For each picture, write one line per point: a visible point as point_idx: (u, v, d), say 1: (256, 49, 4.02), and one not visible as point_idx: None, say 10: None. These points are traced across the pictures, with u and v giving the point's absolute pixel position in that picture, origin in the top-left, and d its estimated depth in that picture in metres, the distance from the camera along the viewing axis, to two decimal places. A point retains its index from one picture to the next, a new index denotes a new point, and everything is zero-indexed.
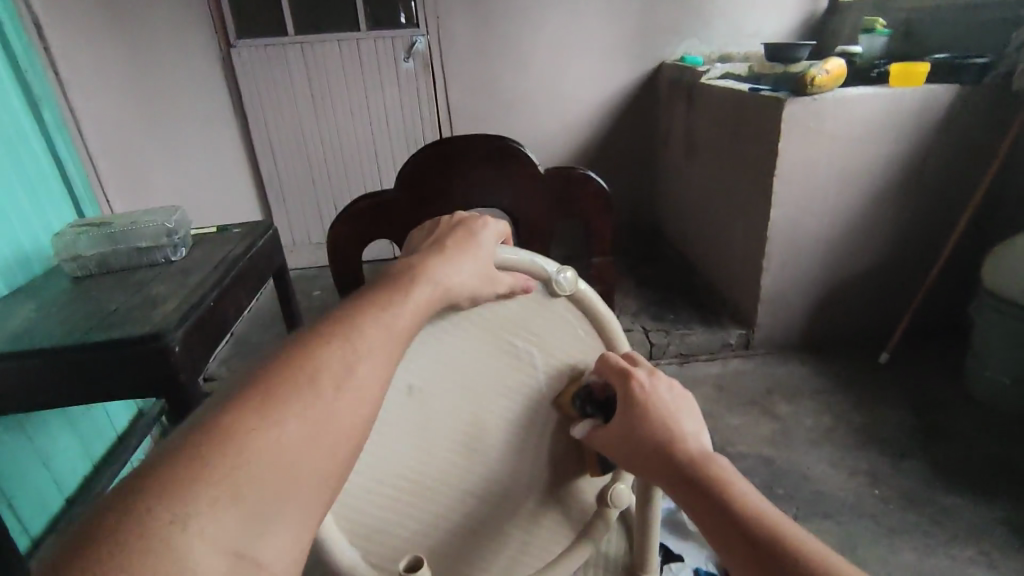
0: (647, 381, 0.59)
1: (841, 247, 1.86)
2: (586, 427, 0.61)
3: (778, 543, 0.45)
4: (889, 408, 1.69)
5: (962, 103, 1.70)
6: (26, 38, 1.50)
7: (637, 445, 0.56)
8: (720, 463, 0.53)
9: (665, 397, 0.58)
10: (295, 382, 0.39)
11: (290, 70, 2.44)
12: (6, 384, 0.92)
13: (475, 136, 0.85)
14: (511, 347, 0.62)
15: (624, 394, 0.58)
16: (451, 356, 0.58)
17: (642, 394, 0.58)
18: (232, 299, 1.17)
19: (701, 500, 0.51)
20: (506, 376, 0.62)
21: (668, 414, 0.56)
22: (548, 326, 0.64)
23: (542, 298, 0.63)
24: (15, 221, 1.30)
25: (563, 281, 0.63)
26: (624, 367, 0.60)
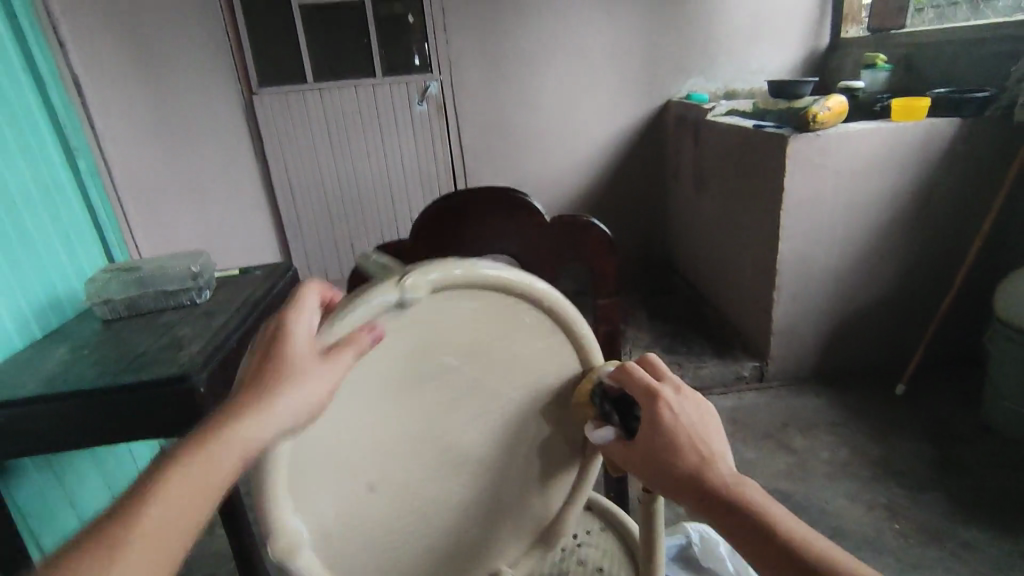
0: (676, 400, 0.55)
1: (852, 279, 1.88)
2: (608, 434, 0.57)
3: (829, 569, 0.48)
4: (906, 440, 1.67)
5: (965, 135, 1.72)
6: (65, 94, 1.58)
7: (670, 468, 0.53)
8: (750, 482, 0.53)
9: (694, 415, 0.55)
10: (110, 537, 0.42)
11: (309, 115, 2.54)
12: (39, 426, 0.96)
13: (482, 188, 0.89)
14: (446, 362, 0.55)
15: (656, 415, 0.54)
16: (390, 405, 0.54)
17: (676, 415, 0.54)
18: (254, 339, 1.22)
19: (742, 527, 0.51)
20: (463, 398, 0.57)
21: (701, 435, 0.54)
22: (450, 322, 0.54)
23: (410, 311, 0.52)
24: (49, 268, 1.37)
25: (408, 291, 0.50)
26: (651, 385, 0.55)
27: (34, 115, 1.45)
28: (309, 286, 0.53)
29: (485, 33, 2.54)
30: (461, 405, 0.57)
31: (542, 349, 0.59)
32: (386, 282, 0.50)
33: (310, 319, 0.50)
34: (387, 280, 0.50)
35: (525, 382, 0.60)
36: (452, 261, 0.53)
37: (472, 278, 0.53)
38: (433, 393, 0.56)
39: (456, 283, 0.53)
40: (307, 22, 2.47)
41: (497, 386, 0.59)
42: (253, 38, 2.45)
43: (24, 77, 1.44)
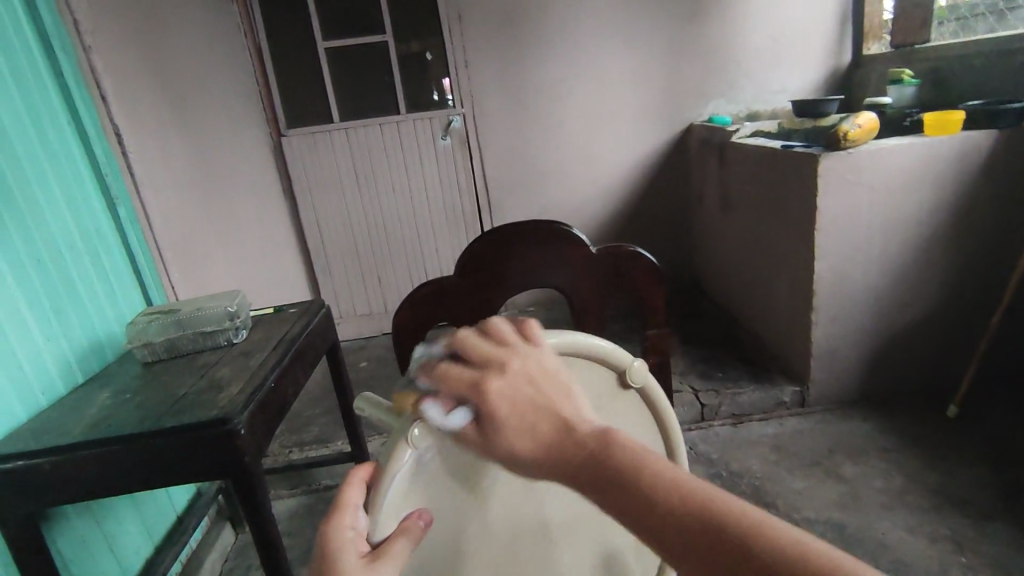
0: (503, 386, 0.47)
1: (893, 298, 1.82)
2: (456, 420, 0.47)
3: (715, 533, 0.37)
4: (963, 465, 1.59)
5: (1003, 147, 1.68)
6: (107, 146, 1.63)
7: (524, 447, 0.45)
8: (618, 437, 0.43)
9: (533, 381, 0.47)
10: None
11: (336, 153, 2.59)
12: (84, 473, 0.96)
13: (528, 220, 0.88)
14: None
15: (483, 398, 0.46)
16: (498, 481, 0.59)
17: (508, 391, 0.47)
18: (291, 378, 1.21)
19: (615, 497, 0.41)
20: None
21: (544, 399, 0.47)
22: None
23: (431, 450, 0.53)
24: (91, 312, 1.40)
25: (418, 439, 0.50)
26: (473, 379, 0.47)
27: (77, 164, 1.49)
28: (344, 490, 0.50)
29: (505, 66, 2.57)
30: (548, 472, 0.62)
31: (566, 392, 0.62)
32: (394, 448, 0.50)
33: (357, 521, 0.48)
34: (394, 449, 0.50)
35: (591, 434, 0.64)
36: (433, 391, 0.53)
37: None
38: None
39: None
40: (333, 65, 2.54)
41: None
42: (280, 81, 2.52)
43: (68, 129, 1.50)
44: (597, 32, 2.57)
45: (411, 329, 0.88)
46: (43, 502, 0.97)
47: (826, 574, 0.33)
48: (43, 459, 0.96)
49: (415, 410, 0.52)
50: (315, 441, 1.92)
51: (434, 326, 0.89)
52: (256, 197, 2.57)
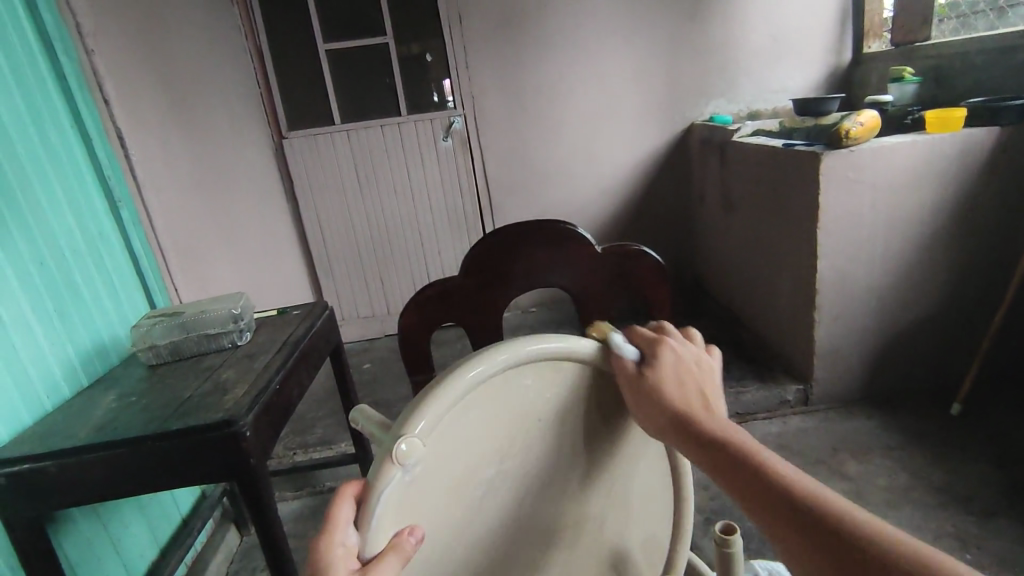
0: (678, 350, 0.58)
1: (896, 296, 1.82)
2: (629, 353, 0.57)
3: (805, 501, 0.45)
4: (967, 462, 1.59)
5: (1005, 144, 1.68)
6: (110, 149, 1.63)
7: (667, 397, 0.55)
8: (741, 430, 0.53)
9: (692, 367, 0.58)
10: None
11: (337, 156, 2.60)
12: (90, 476, 0.96)
13: (533, 221, 0.88)
14: (497, 440, 0.53)
15: (657, 350, 0.58)
16: (490, 487, 0.53)
17: (679, 361, 0.58)
18: (296, 379, 1.21)
19: (725, 453, 0.50)
20: (532, 462, 0.56)
21: (699, 387, 0.57)
22: (463, 430, 0.49)
23: (424, 465, 0.46)
24: (95, 315, 1.40)
25: (409, 455, 0.44)
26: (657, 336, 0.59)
27: (80, 168, 1.50)
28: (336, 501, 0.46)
29: (506, 67, 2.57)
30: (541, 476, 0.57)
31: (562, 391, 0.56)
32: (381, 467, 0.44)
33: (348, 537, 0.44)
34: (381, 466, 0.44)
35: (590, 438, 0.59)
36: (423, 399, 0.46)
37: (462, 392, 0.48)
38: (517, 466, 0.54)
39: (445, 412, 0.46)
40: (334, 67, 2.54)
41: (563, 438, 0.57)
42: (281, 84, 2.53)
43: (70, 133, 1.50)
44: (597, 32, 2.57)
45: (417, 330, 0.88)
46: (49, 505, 0.98)
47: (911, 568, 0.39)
48: (48, 461, 0.96)
49: (404, 420, 0.45)
50: (319, 443, 1.93)
51: (440, 326, 0.89)
52: (258, 200, 2.58)
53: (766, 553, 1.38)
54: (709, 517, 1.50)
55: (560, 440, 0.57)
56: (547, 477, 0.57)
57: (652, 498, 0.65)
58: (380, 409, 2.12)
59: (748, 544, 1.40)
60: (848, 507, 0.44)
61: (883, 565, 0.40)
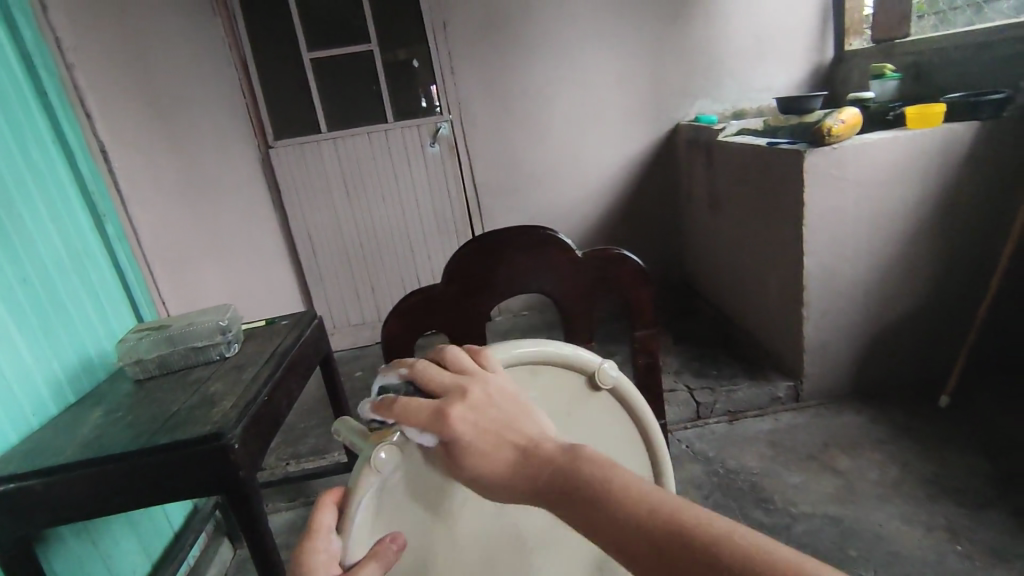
0: (468, 404, 0.45)
1: (882, 291, 1.84)
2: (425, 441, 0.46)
3: (662, 532, 0.37)
4: (957, 455, 1.60)
5: (985, 138, 1.70)
6: (93, 164, 1.62)
7: (491, 461, 0.43)
8: (581, 448, 0.43)
9: (497, 408, 0.46)
10: None
11: (324, 164, 2.59)
12: (76, 493, 0.96)
13: (515, 227, 0.88)
14: None
15: (444, 425, 0.44)
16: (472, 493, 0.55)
17: (474, 419, 0.45)
18: (284, 390, 1.21)
19: (576, 502, 0.40)
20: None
21: (512, 424, 0.45)
22: None
23: (400, 473, 0.49)
24: (82, 330, 1.39)
25: (386, 463, 0.47)
26: (435, 404, 0.45)
27: (63, 181, 1.49)
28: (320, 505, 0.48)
29: (491, 71, 2.58)
30: None
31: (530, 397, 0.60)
32: (360, 474, 0.47)
33: (331, 543, 0.47)
34: (361, 474, 0.47)
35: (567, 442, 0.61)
36: (400, 411, 0.48)
37: None
38: None
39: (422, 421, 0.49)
40: (319, 75, 2.54)
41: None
42: (267, 93, 2.52)
43: (53, 147, 1.49)
44: (582, 35, 2.58)
45: (400, 339, 0.87)
46: (36, 524, 0.97)
47: None
48: (34, 479, 0.95)
49: (380, 430, 0.48)
50: (311, 453, 1.92)
51: (423, 334, 0.88)
52: (245, 210, 2.57)
53: None
54: None
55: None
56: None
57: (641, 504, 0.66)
58: None
59: None
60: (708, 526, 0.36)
61: None
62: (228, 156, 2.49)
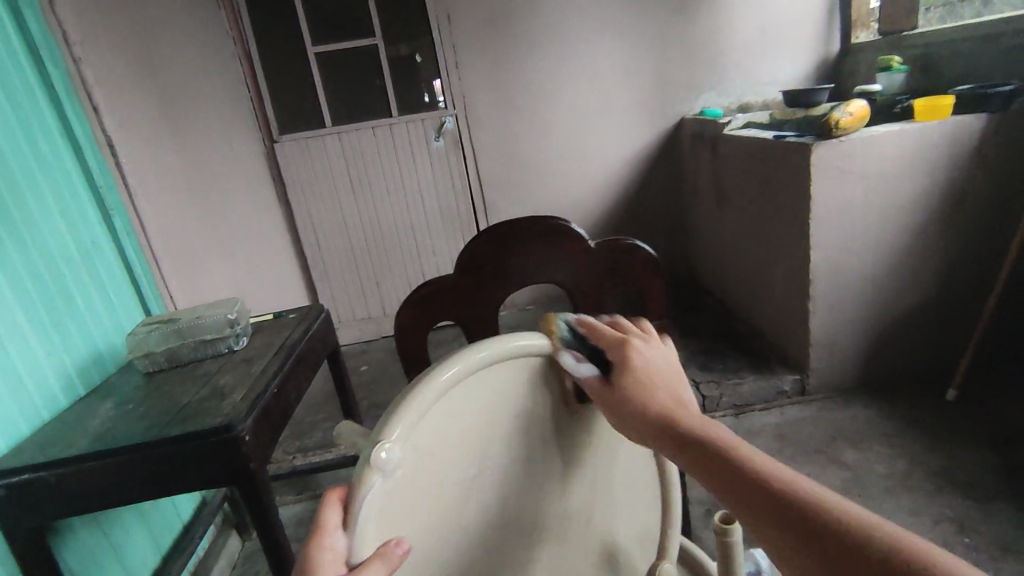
0: (644, 356, 0.56)
1: (889, 284, 1.83)
2: (588, 370, 0.56)
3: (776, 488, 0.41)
4: (965, 447, 1.60)
5: (995, 131, 1.69)
6: (101, 159, 1.63)
7: (640, 399, 0.53)
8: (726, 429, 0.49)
9: (662, 369, 0.56)
10: None
11: (329, 159, 2.59)
12: (87, 485, 0.96)
13: (526, 218, 0.88)
14: (480, 432, 0.52)
15: (621, 350, 0.56)
16: (475, 488, 0.52)
17: (648, 363, 0.56)
18: (294, 383, 1.21)
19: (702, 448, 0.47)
20: (507, 465, 0.55)
21: (669, 388, 0.54)
22: (447, 426, 0.49)
23: (405, 470, 0.44)
24: (91, 324, 1.40)
25: (390, 461, 0.43)
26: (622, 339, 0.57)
27: (71, 176, 1.49)
28: (329, 513, 0.43)
29: (496, 65, 2.58)
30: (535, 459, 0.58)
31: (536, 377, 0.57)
32: (359, 470, 0.42)
33: (336, 546, 0.42)
34: (361, 474, 0.42)
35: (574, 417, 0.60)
36: (402, 402, 0.45)
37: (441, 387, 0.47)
38: (504, 458, 0.55)
39: (428, 402, 0.46)
40: (324, 70, 2.54)
41: (543, 428, 0.58)
42: (271, 87, 2.51)
43: (61, 141, 1.50)
44: (586, 29, 2.57)
45: (410, 330, 0.88)
46: (49, 515, 0.97)
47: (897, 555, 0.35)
48: (46, 471, 0.96)
49: (380, 428, 0.44)
50: (318, 447, 1.92)
51: (434, 325, 0.89)
52: (248, 204, 2.57)
53: None
54: (709, 509, 1.51)
55: (530, 442, 0.57)
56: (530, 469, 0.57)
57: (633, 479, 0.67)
58: (379, 411, 2.12)
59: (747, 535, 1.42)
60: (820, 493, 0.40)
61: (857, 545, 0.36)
62: (233, 151, 2.50)
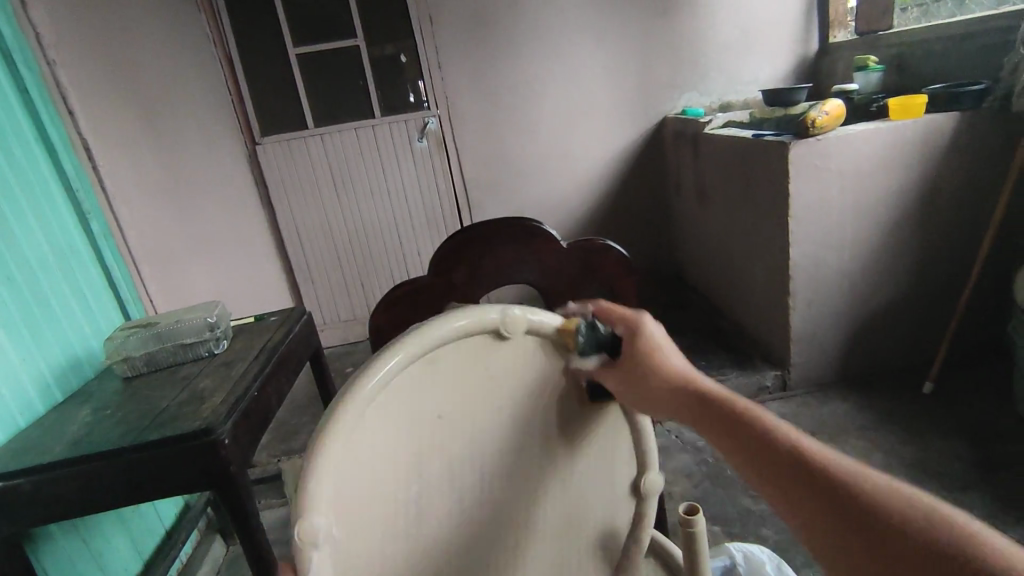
0: (651, 330, 0.61)
1: (866, 280, 1.86)
2: (599, 362, 0.61)
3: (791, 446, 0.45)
4: (941, 439, 1.63)
5: (968, 128, 1.72)
6: (77, 161, 1.61)
7: (649, 366, 0.58)
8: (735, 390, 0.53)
9: (665, 342, 0.60)
10: None
11: (312, 161, 2.58)
12: (64, 491, 0.95)
13: (501, 218, 0.89)
14: (413, 433, 0.51)
15: (634, 332, 0.60)
16: (423, 480, 0.53)
17: (651, 336, 0.60)
18: (274, 386, 1.21)
19: (713, 405, 0.51)
20: (454, 448, 0.55)
21: (672, 356, 0.59)
22: (374, 448, 0.48)
23: (338, 520, 0.44)
24: (68, 329, 1.38)
25: (322, 526, 0.42)
26: (631, 316, 0.62)
27: (46, 179, 1.47)
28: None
29: (479, 65, 2.58)
30: (484, 441, 0.57)
31: (461, 369, 0.54)
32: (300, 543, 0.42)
33: None
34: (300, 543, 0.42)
35: (517, 393, 0.59)
36: (315, 462, 0.43)
37: (357, 425, 0.46)
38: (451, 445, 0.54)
39: (344, 446, 0.44)
40: (306, 71, 2.53)
41: (487, 411, 0.57)
42: (254, 88, 2.50)
43: (35, 144, 1.48)
44: (569, 29, 2.59)
45: (386, 330, 0.87)
46: (25, 522, 0.97)
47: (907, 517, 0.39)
48: (22, 478, 0.95)
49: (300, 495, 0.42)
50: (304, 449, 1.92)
51: (410, 326, 0.88)
52: (230, 206, 2.56)
53: (748, 537, 1.41)
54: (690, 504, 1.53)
55: (472, 425, 0.56)
56: (481, 451, 0.57)
57: (603, 437, 0.66)
58: None
59: (728, 530, 1.44)
60: (830, 454, 0.44)
61: (867, 501, 0.40)
62: (214, 152, 2.48)
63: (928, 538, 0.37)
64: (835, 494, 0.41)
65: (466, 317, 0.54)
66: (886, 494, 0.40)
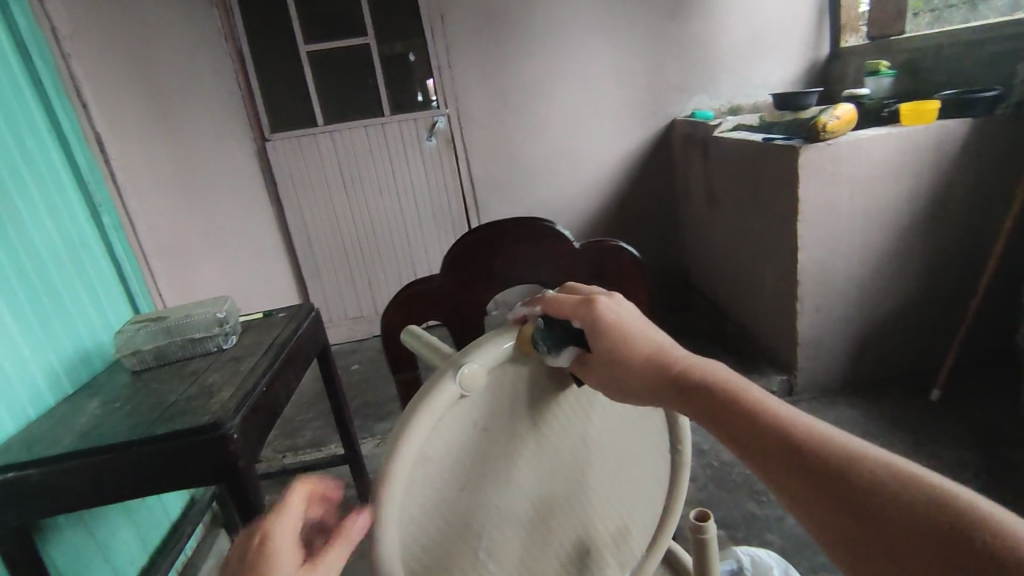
0: (609, 309, 0.51)
1: (875, 286, 1.85)
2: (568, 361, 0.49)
3: (795, 435, 0.41)
4: (948, 447, 1.62)
5: (980, 135, 1.71)
6: (90, 155, 1.62)
7: (626, 360, 0.49)
8: (725, 370, 0.48)
9: (633, 321, 0.51)
10: None
11: (321, 158, 2.59)
12: (73, 483, 0.96)
13: (514, 219, 0.89)
14: (452, 499, 0.46)
15: (595, 314, 0.50)
16: (481, 525, 0.49)
17: (612, 319, 0.50)
18: (282, 382, 1.21)
19: (710, 400, 0.46)
20: (500, 491, 0.49)
21: (644, 337, 0.51)
22: (418, 535, 0.44)
23: None
24: (78, 321, 1.39)
25: None
26: (583, 300, 0.52)
27: (58, 171, 1.48)
28: None
29: (489, 65, 2.58)
30: (534, 481, 0.52)
31: (475, 428, 0.47)
32: None
33: None
34: None
35: (553, 432, 0.52)
36: None
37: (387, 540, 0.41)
38: (501, 487, 0.49)
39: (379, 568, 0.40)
40: (317, 68, 2.53)
41: (527, 455, 0.51)
42: (264, 84, 2.51)
43: (48, 136, 1.49)
44: (580, 30, 2.59)
45: (397, 328, 0.88)
46: (35, 513, 0.97)
47: (929, 491, 0.35)
48: (32, 469, 0.96)
49: None
50: (309, 446, 1.93)
51: (421, 324, 0.89)
52: (240, 202, 2.57)
53: (752, 541, 1.41)
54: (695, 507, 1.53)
55: (514, 466, 0.50)
56: (534, 492, 0.52)
57: (649, 452, 0.59)
58: (369, 410, 2.13)
59: (733, 533, 1.43)
60: (835, 437, 0.40)
61: (886, 485, 0.36)
62: (224, 148, 2.49)
63: (936, 519, 0.33)
64: (855, 484, 0.37)
65: (426, 413, 0.42)
66: (902, 474, 0.36)
